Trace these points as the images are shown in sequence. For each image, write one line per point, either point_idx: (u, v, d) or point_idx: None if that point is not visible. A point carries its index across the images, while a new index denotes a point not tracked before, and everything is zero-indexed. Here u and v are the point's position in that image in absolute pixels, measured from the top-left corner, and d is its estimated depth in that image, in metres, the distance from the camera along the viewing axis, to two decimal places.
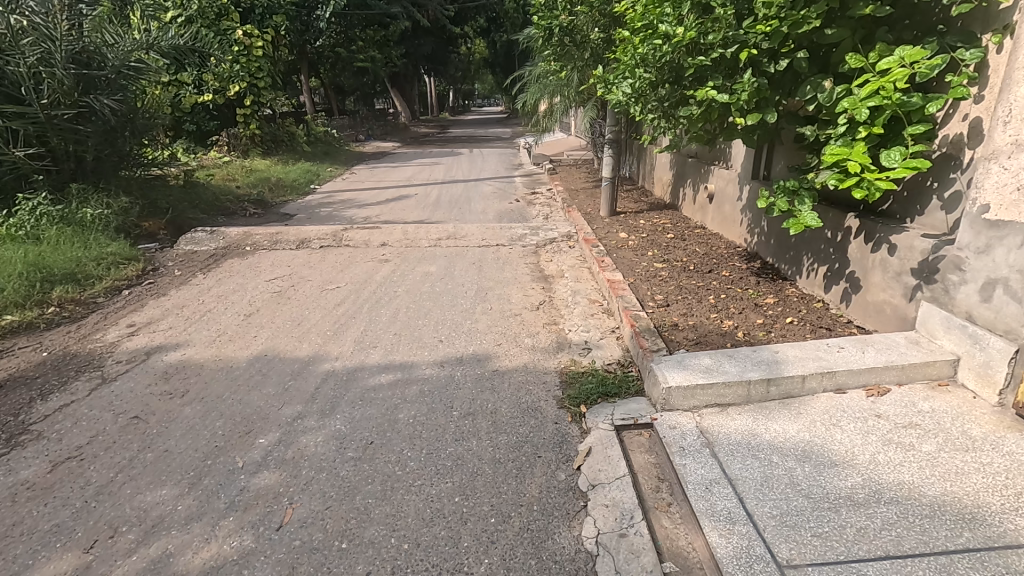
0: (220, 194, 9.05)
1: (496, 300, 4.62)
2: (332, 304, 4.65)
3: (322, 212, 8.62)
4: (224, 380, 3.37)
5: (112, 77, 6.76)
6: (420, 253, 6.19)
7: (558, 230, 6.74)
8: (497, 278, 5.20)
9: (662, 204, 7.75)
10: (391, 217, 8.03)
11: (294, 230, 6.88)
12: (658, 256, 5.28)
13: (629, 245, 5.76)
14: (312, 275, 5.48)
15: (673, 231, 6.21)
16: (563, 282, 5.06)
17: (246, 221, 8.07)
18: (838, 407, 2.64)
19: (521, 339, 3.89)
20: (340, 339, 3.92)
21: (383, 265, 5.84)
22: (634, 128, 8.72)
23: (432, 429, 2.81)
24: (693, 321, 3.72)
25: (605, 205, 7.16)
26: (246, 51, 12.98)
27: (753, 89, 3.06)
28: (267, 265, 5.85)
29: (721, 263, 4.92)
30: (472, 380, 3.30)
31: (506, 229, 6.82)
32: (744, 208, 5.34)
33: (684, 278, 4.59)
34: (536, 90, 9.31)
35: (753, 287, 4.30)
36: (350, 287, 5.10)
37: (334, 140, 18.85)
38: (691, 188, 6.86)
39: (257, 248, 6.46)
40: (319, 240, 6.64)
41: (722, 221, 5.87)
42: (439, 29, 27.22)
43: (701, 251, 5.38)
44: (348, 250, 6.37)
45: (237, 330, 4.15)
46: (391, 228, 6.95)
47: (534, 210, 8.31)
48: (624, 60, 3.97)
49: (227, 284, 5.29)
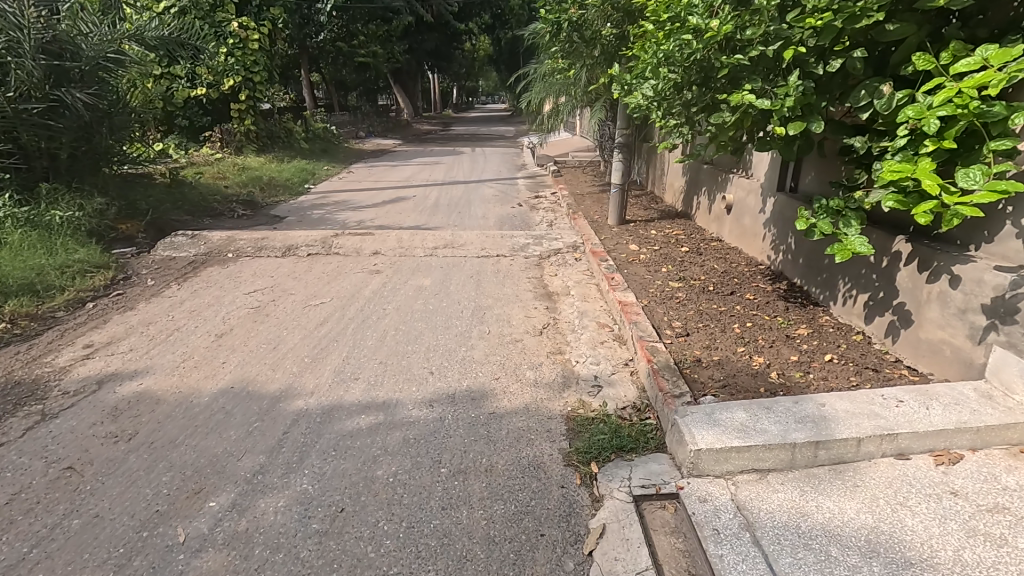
0: (208, 194, 8.62)
1: (494, 322, 4.18)
2: (314, 323, 4.22)
3: (315, 214, 8.17)
4: (179, 420, 2.93)
5: (88, 69, 6.33)
6: (414, 264, 5.74)
7: (563, 240, 6.28)
8: (496, 295, 4.76)
9: (673, 212, 7.30)
10: (386, 221, 7.59)
11: (281, 235, 6.44)
12: (673, 273, 4.84)
13: (641, 259, 5.30)
14: (296, 288, 5.04)
15: (687, 244, 5.76)
16: (569, 301, 4.61)
17: (233, 224, 7.63)
18: (903, 480, 2.20)
19: (521, 371, 3.45)
20: (318, 369, 3.49)
21: (374, 276, 5.39)
22: (645, 130, 8.29)
23: (415, 493, 2.37)
24: (719, 357, 3.27)
25: (613, 213, 6.72)
26: (242, 44, 12.57)
27: (799, 94, 2.60)
28: (248, 275, 5.41)
29: (744, 283, 4.47)
30: (465, 426, 2.86)
31: (507, 238, 6.37)
32: (767, 223, 4.90)
33: (704, 301, 4.15)
34: (542, 89, 8.86)
35: (782, 313, 3.85)
36: (336, 302, 4.66)
37: (333, 137, 18.41)
38: (706, 197, 6.42)
39: (240, 255, 6.01)
40: (307, 246, 6.20)
41: (742, 235, 5.43)
42: (443, 25, 26.80)
43: (720, 269, 4.93)
44: (337, 259, 5.93)
45: (204, 354, 3.71)
46: (385, 235, 6.51)
47: (537, 217, 7.86)
48: (644, 58, 3.50)
49: (202, 297, 4.85)
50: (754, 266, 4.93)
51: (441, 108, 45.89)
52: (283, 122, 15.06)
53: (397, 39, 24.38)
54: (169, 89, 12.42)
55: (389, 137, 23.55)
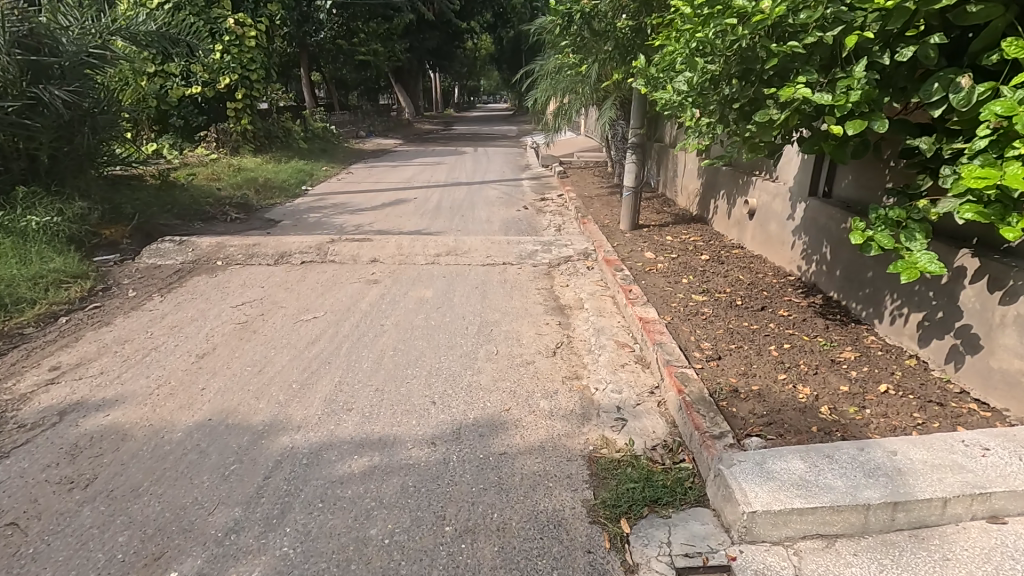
0: (200, 196, 8.26)
1: (503, 340, 3.82)
2: (305, 341, 3.85)
3: (311, 218, 7.81)
4: (146, 462, 2.56)
5: (68, 65, 5.96)
6: (414, 272, 5.37)
7: (573, 246, 5.91)
8: (503, 308, 4.39)
9: (688, 217, 6.93)
10: (386, 225, 7.23)
11: (274, 241, 6.08)
12: (694, 285, 4.47)
13: (659, 269, 4.92)
14: (287, 300, 4.68)
15: (707, 252, 5.39)
16: (583, 316, 4.24)
17: (225, 229, 7.27)
18: (1002, 552, 1.83)
19: (534, 400, 3.08)
20: (306, 397, 3.12)
21: (372, 287, 5.03)
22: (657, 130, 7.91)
23: (414, 560, 2.01)
24: (758, 386, 2.89)
25: (625, 218, 6.35)
26: (238, 41, 12.21)
27: (864, 87, 2.21)
28: (237, 285, 5.04)
29: (775, 297, 4.09)
30: (472, 470, 2.49)
31: (514, 244, 6.00)
32: (797, 229, 4.53)
33: (733, 318, 3.77)
34: (548, 87, 8.49)
35: (822, 332, 3.47)
36: (329, 317, 4.29)
37: (333, 136, 18.05)
38: (725, 202, 6.05)
39: (229, 263, 5.65)
40: (300, 253, 5.83)
41: (766, 242, 5.05)
42: (445, 23, 26.43)
43: (746, 280, 4.55)
44: (332, 266, 5.57)
45: (182, 379, 3.35)
46: (384, 240, 6.14)
47: (545, 220, 7.49)
48: (674, 47, 3.10)
49: (185, 310, 4.48)
50: (782, 277, 4.55)
51: (442, 107, 45.52)
52: (281, 121, 14.70)
53: (398, 37, 24.01)
54: (163, 87, 12.07)
55: (390, 137, 23.18)
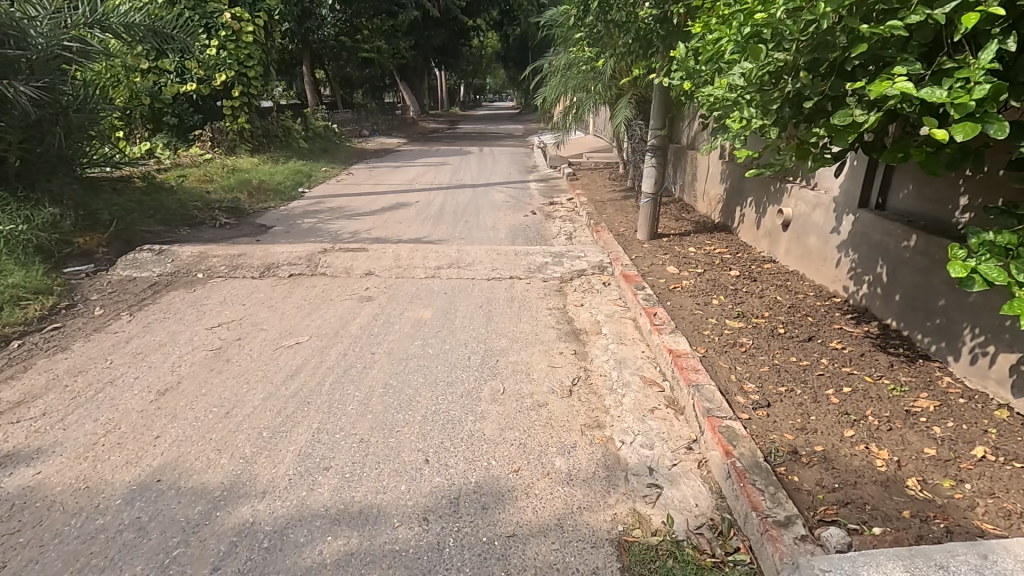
0: (188, 199, 7.79)
1: (510, 374, 3.30)
2: (282, 375, 3.35)
3: (305, 224, 7.33)
4: (70, 546, 2.07)
5: (37, 59, 5.49)
6: (412, 288, 4.87)
7: (587, 258, 5.40)
8: (510, 334, 3.87)
9: (710, 225, 6.38)
10: (384, 233, 6.73)
11: (261, 251, 5.59)
12: (727, 308, 3.95)
13: (685, 287, 4.41)
14: (268, 321, 4.18)
15: (736, 267, 4.86)
16: (602, 343, 3.72)
17: (213, 235, 6.79)
18: None
19: (547, 457, 2.56)
20: (276, 452, 2.62)
21: (364, 304, 4.53)
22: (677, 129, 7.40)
23: None
24: (822, 447, 2.37)
25: (642, 227, 5.84)
26: (235, 37, 11.78)
27: (989, 80, 1.68)
28: (217, 303, 4.56)
29: (822, 325, 3.56)
30: (472, 561, 1.99)
31: (522, 255, 5.49)
32: (843, 244, 4.00)
33: (778, 351, 3.25)
34: (558, 85, 7.97)
35: (887, 373, 2.94)
36: (313, 343, 3.79)
37: (335, 135, 17.58)
38: (753, 210, 5.52)
39: (211, 275, 5.16)
40: (289, 265, 5.34)
41: (804, 256, 4.53)
42: (450, 20, 25.96)
43: (785, 302, 4.02)
44: (322, 280, 5.07)
45: (133, 424, 2.86)
46: (380, 251, 5.64)
47: (555, 228, 6.97)
48: (724, 34, 2.57)
49: (154, 332, 3.99)
50: (826, 298, 4.02)
51: (449, 106, 45.01)
52: (281, 120, 14.24)
53: (403, 35, 23.58)
54: (157, 84, 11.64)
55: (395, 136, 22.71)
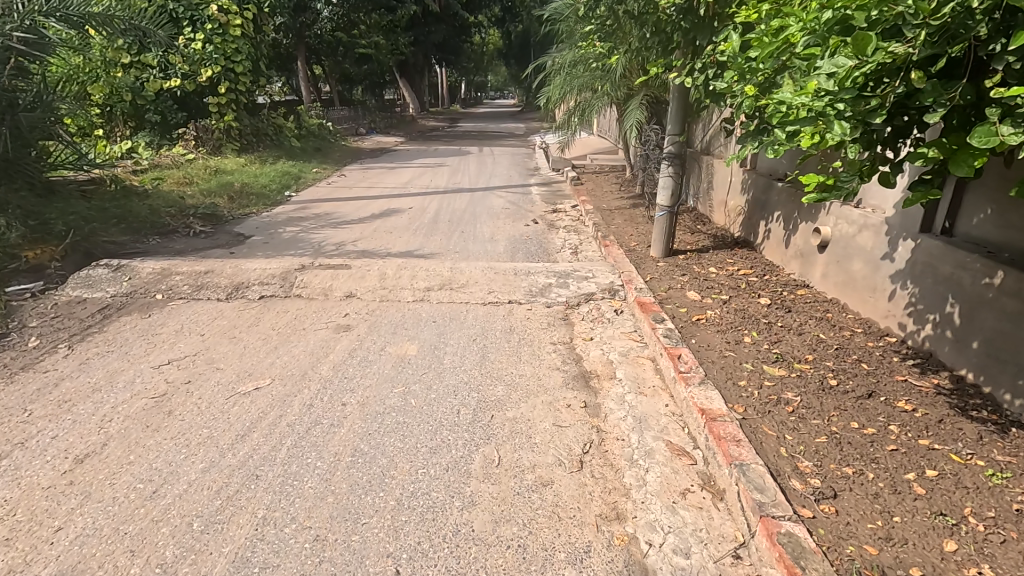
0: (162, 204, 7.18)
1: (506, 437, 2.73)
2: (230, 435, 2.77)
3: (286, 233, 6.75)
4: None
5: None
6: (398, 315, 4.28)
7: (596, 279, 4.81)
8: (507, 378, 3.29)
9: (730, 241, 5.80)
10: (371, 244, 6.16)
11: (231, 268, 5.01)
12: (762, 348, 3.37)
13: (711, 320, 3.82)
14: (227, 356, 3.60)
15: (767, 294, 4.27)
16: (616, 393, 3.14)
17: (183, 246, 6.20)
18: None
19: (552, 569, 1.98)
20: (204, 556, 2.04)
21: (341, 335, 3.95)
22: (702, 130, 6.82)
23: None
24: (921, 570, 1.79)
25: (656, 243, 5.28)
26: (222, 30, 11.21)
27: None
28: (172, 332, 3.98)
29: (882, 375, 2.98)
30: None
31: (522, 275, 4.91)
32: (899, 274, 3.42)
33: (834, 413, 2.66)
34: (563, 84, 7.40)
35: (978, 449, 2.35)
36: (274, 388, 3.21)
37: (330, 133, 17.01)
38: (781, 227, 4.94)
39: (171, 297, 4.58)
40: (260, 285, 4.76)
41: (847, 284, 3.94)
42: (450, 16, 25.53)
43: (831, 342, 3.43)
44: (296, 303, 4.50)
45: (32, 509, 2.27)
46: (364, 268, 5.06)
47: (558, 240, 6.37)
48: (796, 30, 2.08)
49: (90, 373, 3.40)
50: (878, 338, 3.43)
51: (449, 103, 44.47)
52: (271, 118, 13.62)
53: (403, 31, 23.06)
54: (139, 80, 11.03)
55: (393, 134, 22.14)
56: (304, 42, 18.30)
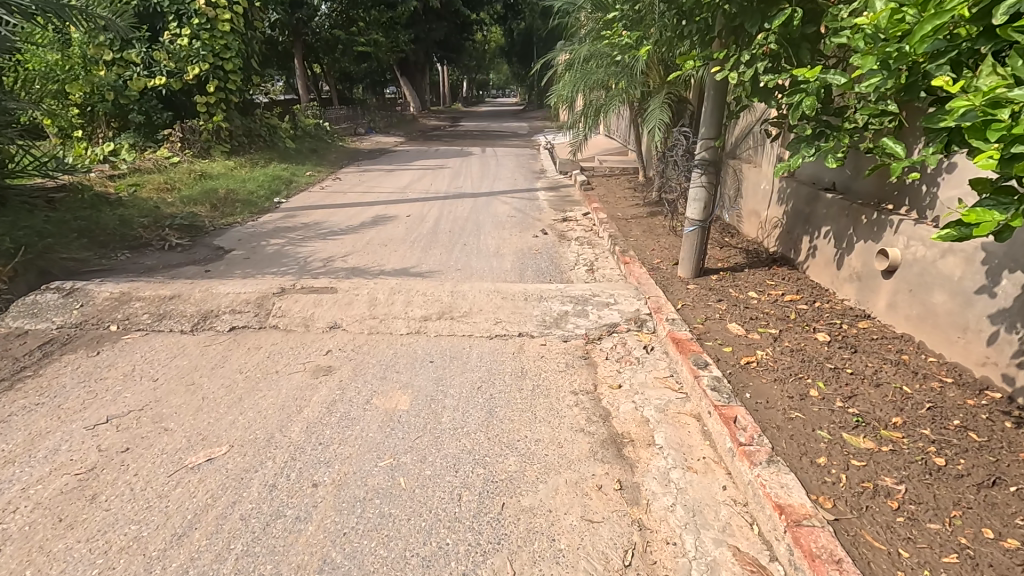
0: (135, 214, 6.54)
1: (521, 541, 2.10)
2: (163, 536, 2.13)
3: (270, 247, 6.12)
4: None
5: None
6: (388, 352, 3.65)
7: (619, 305, 4.17)
8: (522, 446, 2.65)
9: (766, 258, 5.15)
10: (362, 261, 5.52)
11: (200, 292, 4.38)
12: (835, 406, 2.73)
13: (765, 365, 3.17)
14: (178, 412, 2.96)
15: (825, 329, 3.61)
16: (659, 469, 2.50)
17: (155, 263, 5.57)
18: None
19: None
20: None
21: (319, 380, 3.31)
22: (747, 129, 6.05)
23: None
24: None
25: (685, 261, 4.65)
26: (210, 25, 10.57)
27: None
28: (119, 376, 3.35)
29: (1001, 451, 2.33)
30: None
31: (535, 301, 4.27)
32: (1003, 314, 2.77)
33: (956, 512, 2.02)
34: (574, 81, 6.77)
35: None
36: (229, 461, 2.57)
37: (327, 134, 16.38)
38: (831, 245, 4.29)
39: (127, 329, 3.95)
40: (232, 313, 4.12)
41: (926, 319, 3.28)
42: (450, 12, 24.99)
43: (920, 397, 2.78)
44: (272, 337, 3.87)
45: None
46: (351, 292, 4.43)
47: (571, 255, 5.72)
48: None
49: (6, 436, 2.77)
50: (977, 393, 2.79)
51: (450, 102, 43.84)
52: (265, 118, 12.99)
53: (403, 28, 22.46)
54: (122, 78, 10.41)
55: (392, 134, 21.55)
56: (300, 40, 17.74)
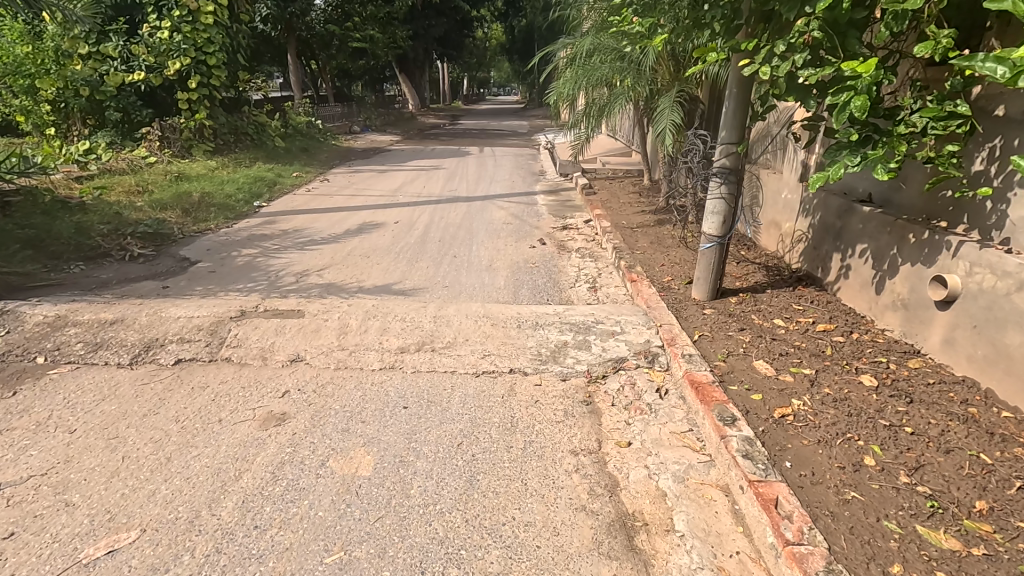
0: (96, 220, 5.99)
1: None
2: None
3: (241, 258, 5.58)
4: None
5: None
6: (355, 395, 3.10)
7: (627, 335, 3.62)
8: (508, 535, 2.11)
9: (789, 276, 4.61)
10: (339, 275, 4.99)
11: (147, 316, 3.83)
12: (899, 482, 2.18)
13: (803, 420, 2.62)
14: (88, 479, 2.42)
15: (870, 370, 3.07)
16: (683, 570, 1.97)
17: (111, 276, 5.02)
18: None
19: None
20: None
21: (269, 431, 2.77)
22: (767, 130, 5.49)
23: None
24: None
25: (700, 281, 4.11)
26: (191, 18, 9.93)
27: None
28: (30, 425, 2.80)
29: None
30: None
31: (529, 329, 3.73)
32: None
33: None
34: (574, 78, 6.26)
35: None
36: (136, 554, 2.03)
37: (320, 132, 15.85)
38: (869, 265, 3.75)
39: (55, 361, 3.40)
40: (180, 342, 3.57)
41: (995, 364, 2.73)
42: (450, 8, 24.46)
43: (1005, 470, 2.23)
44: (222, 373, 3.32)
45: None
46: (320, 317, 3.88)
47: (571, 271, 5.17)
48: None
49: None
50: None
51: (451, 100, 43.22)
52: (253, 115, 12.44)
53: (400, 24, 21.93)
54: (98, 73, 9.86)
55: (389, 132, 20.98)
56: (293, 34, 17.19)
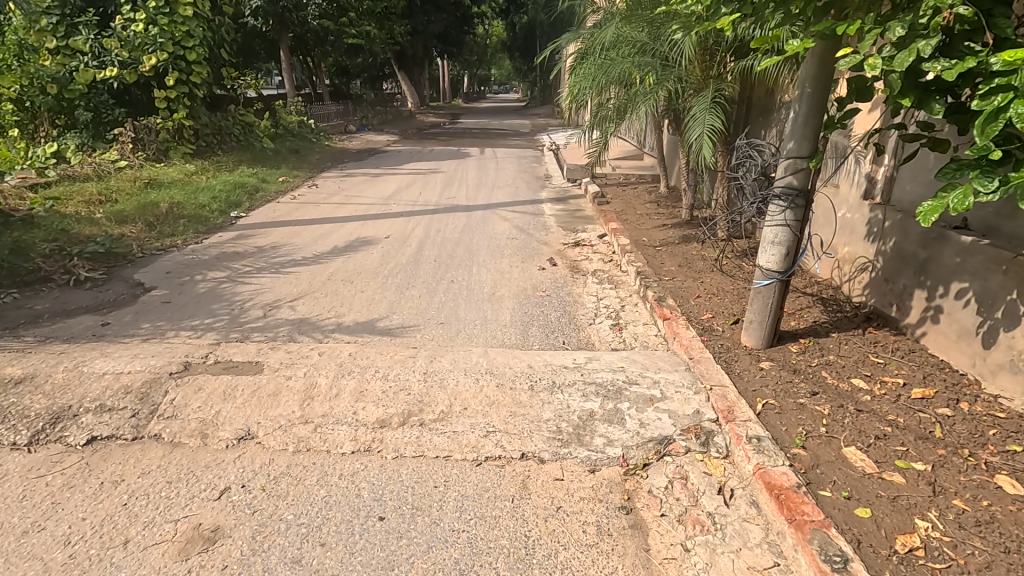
0: (40, 238, 5.20)
1: None
2: None
3: (205, 284, 4.79)
4: None
5: None
6: (314, 495, 2.32)
7: (669, 402, 2.85)
8: None
9: (853, 313, 3.82)
10: (315, 309, 4.19)
11: (63, 373, 3.04)
12: None
13: (944, 559, 1.85)
14: None
15: (1005, 466, 2.30)
16: None
17: (46, 307, 4.24)
18: None
19: None
20: None
21: (188, 564, 1.98)
22: None
23: None
24: None
25: (754, 325, 3.32)
26: (169, 9, 9.23)
27: None
28: None
29: None
30: None
31: (545, 392, 2.94)
32: None
33: None
34: (587, 74, 5.46)
35: None
36: None
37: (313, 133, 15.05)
38: (971, 311, 2.96)
39: None
40: (99, 413, 2.79)
41: None
42: (450, 4, 23.60)
43: None
44: (145, 459, 2.54)
45: None
46: (282, 373, 3.10)
47: (590, 302, 4.39)
48: None
49: None
50: None
51: (452, 99, 42.35)
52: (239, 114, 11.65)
53: (399, 20, 21.10)
54: (66, 69, 9.05)
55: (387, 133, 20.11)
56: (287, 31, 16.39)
